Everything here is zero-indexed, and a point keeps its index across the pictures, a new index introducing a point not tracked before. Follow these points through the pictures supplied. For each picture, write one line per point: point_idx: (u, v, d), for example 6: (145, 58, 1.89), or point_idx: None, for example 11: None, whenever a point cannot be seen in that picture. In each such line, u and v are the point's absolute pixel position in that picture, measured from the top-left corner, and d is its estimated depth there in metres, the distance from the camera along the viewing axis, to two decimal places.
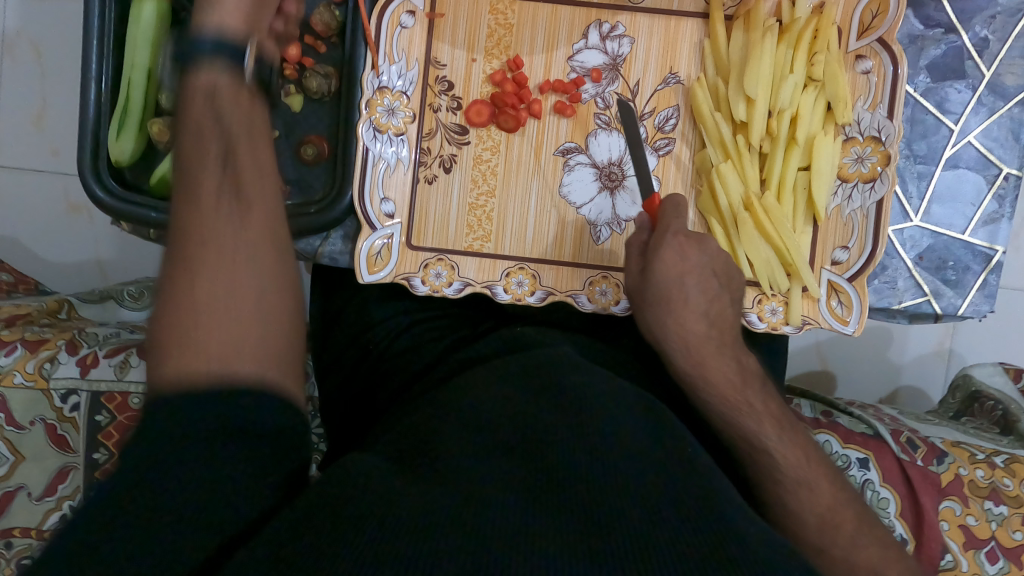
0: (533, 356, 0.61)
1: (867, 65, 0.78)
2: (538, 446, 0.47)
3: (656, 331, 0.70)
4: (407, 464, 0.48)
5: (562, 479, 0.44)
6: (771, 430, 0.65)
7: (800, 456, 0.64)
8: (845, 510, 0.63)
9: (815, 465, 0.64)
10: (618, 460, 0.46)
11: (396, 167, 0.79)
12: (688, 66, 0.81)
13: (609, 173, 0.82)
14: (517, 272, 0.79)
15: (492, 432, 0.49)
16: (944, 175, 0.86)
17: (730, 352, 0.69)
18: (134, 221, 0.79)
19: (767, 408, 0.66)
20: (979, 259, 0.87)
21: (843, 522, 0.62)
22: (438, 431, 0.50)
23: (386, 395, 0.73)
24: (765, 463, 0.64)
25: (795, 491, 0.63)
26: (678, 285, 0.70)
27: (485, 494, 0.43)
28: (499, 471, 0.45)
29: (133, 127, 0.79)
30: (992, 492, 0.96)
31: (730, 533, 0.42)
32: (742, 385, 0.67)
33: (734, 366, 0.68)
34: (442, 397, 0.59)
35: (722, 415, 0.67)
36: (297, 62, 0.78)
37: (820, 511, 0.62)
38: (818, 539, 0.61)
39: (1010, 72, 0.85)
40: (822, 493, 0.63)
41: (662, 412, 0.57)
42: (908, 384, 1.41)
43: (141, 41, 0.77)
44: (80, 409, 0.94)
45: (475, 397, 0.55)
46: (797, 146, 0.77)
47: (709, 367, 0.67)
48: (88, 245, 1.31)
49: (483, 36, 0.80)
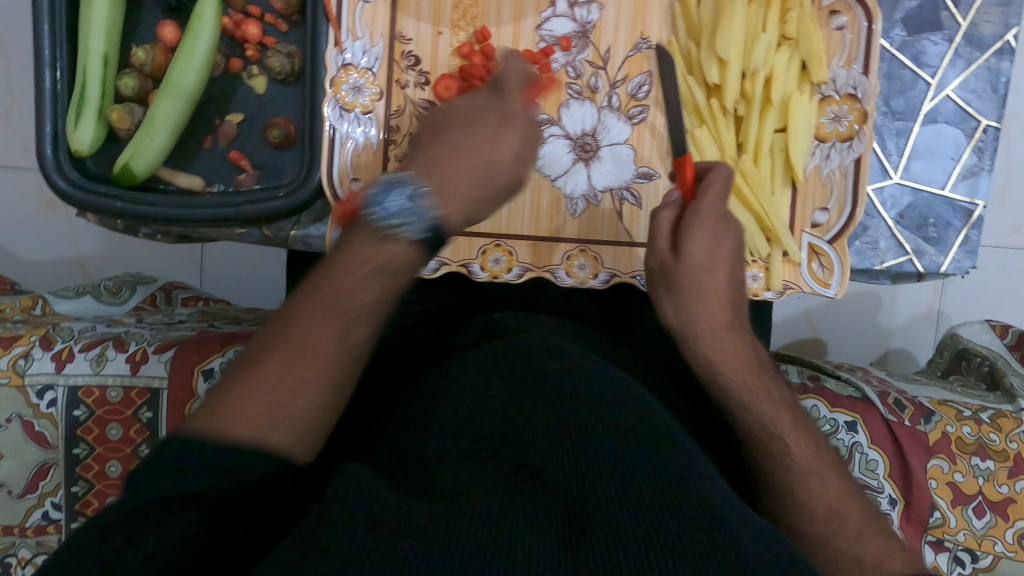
0: (530, 342, 0.59)
1: (841, 21, 0.76)
2: (529, 453, 0.45)
3: (676, 318, 0.70)
4: (397, 465, 0.48)
5: (558, 481, 0.42)
6: (787, 420, 0.64)
7: (806, 452, 0.62)
8: (849, 502, 0.60)
9: (824, 457, 0.63)
10: (620, 450, 0.44)
11: (366, 147, 0.77)
12: (659, 31, 0.79)
13: (583, 144, 0.81)
14: (493, 250, 0.78)
15: (477, 431, 0.47)
16: (923, 131, 0.85)
17: (745, 338, 0.70)
18: (98, 212, 0.76)
19: (776, 396, 0.66)
20: (959, 215, 0.86)
21: (850, 513, 0.60)
22: (429, 428, 0.50)
23: (372, 384, 0.70)
24: (776, 454, 0.62)
25: (804, 480, 0.61)
26: (710, 269, 0.70)
27: (474, 497, 0.41)
28: (487, 477, 0.43)
29: (91, 115, 0.76)
30: (979, 447, 0.96)
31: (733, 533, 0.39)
32: (758, 369, 0.68)
33: (749, 352, 0.69)
34: (422, 395, 0.57)
35: (738, 398, 0.65)
36: (259, 42, 0.79)
37: (829, 502, 0.60)
38: (822, 531, 0.58)
39: (986, 22, 0.84)
40: (831, 483, 0.61)
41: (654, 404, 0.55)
42: (900, 346, 1.42)
43: (94, 25, 0.75)
44: (57, 404, 0.93)
45: (460, 386, 0.53)
46: (772, 108, 0.76)
47: (726, 348, 0.67)
48: (67, 241, 1.35)
49: (449, 8, 0.78)
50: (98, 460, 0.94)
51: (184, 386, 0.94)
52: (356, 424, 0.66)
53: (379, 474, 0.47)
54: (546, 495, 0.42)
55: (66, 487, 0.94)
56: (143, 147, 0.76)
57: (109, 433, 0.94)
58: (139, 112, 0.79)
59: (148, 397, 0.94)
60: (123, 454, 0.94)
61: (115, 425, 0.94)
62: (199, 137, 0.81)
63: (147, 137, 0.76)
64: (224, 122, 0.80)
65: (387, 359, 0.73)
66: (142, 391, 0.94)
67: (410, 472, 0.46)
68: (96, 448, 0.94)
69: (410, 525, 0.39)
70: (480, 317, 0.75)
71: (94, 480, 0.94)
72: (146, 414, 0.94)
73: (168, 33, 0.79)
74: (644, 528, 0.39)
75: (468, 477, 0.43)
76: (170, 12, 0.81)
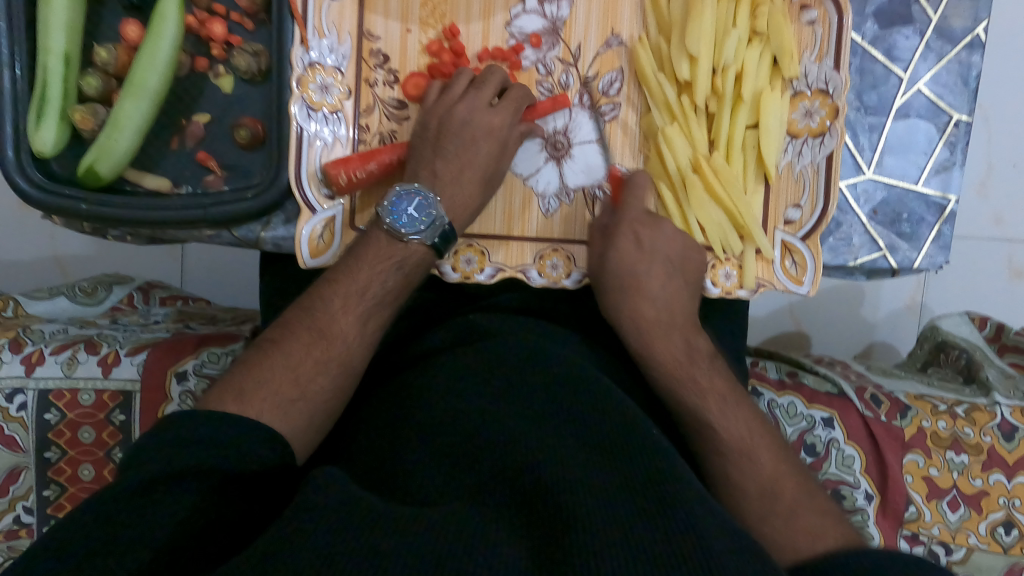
0: (514, 366, 0.65)
1: (811, 15, 0.76)
2: (504, 453, 0.54)
3: (639, 322, 0.75)
4: (401, 493, 0.54)
5: (527, 483, 0.52)
6: (716, 406, 0.71)
7: (742, 440, 0.69)
8: (786, 480, 0.67)
9: (758, 438, 0.69)
10: (586, 465, 0.53)
11: (334, 146, 0.77)
12: (630, 27, 0.78)
13: (555, 141, 0.80)
14: (465, 250, 0.78)
15: (463, 437, 0.57)
16: (895, 126, 0.85)
17: (677, 333, 0.75)
18: (64, 214, 0.75)
19: (713, 386, 0.72)
20: (932, 210, 0.86)
21: (783, 489, 0.66)
22: (423, 451, 0.57)
23: (370, 382, 0.78)
24: (712, 441, 0.70)
25: (737, 460, 0.68)
26: (634, 274, 0.76)
27: (462, 498, 0.52)
28: (471, 479, 0.54)
29: (53, 116, 0.75)
30: (953, 442, 0.97)
31: (673, 526, 0.47)
32: (689, 362, 0.73)
33: (682, 346, 0.74)
34: (416, 411, 0.62)
35: (673, 391, 0.73)
36: (225, 40, 0.78)
37: (761, 480, 0.67)
38: (757, 511, 0.64)
39: (956, 15, 0.84)
40: (764, 464, 0.68)
41: (624, 413, 0.58)
42: (883, 340, 1.42)
43: (54, 26, 0.73)
44: (27, 408, 0.91)
45: (458, 383, 0.64)
46: (743, 104, 0.75)
47: (659, 348, 0.74)
48: (42, 240, 1.33)
49: (417, 5, 0.77)
50: (71, 464, 0.92)
51: (157, 388, 0.93)
52: (354, 418, 0.71)
53: (379, 490, 0.56)
54: (519, 498, 0.52)
55: (38, 490, 0.92)
56: (108, 148, 0.74)
57: (81, 436, 0.92)
58: (103, 113, 0.78)
59: (121, 400, 0.92)
60: (96, 458, 0.92)
61: (87, 428, 0.92)
62: (166, 137, 0.80)
63: (112, 138, 0.74)
64: (190, 122, 0.79)
65: (381, 363, 0.79)
66: (114, 394, 0.93)
67: (407, 499, 0.54)
68: (68, 452, 0.92)
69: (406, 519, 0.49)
70: (452, 319, 0.78)
71: (66, 484, 0.93)
72: (119, 416, 0.93)
73: (132, 30, 0.78)
74: (595, 506, 0.49)
75: (456, 475, 0.54)
76: (133, 9, 0.79)
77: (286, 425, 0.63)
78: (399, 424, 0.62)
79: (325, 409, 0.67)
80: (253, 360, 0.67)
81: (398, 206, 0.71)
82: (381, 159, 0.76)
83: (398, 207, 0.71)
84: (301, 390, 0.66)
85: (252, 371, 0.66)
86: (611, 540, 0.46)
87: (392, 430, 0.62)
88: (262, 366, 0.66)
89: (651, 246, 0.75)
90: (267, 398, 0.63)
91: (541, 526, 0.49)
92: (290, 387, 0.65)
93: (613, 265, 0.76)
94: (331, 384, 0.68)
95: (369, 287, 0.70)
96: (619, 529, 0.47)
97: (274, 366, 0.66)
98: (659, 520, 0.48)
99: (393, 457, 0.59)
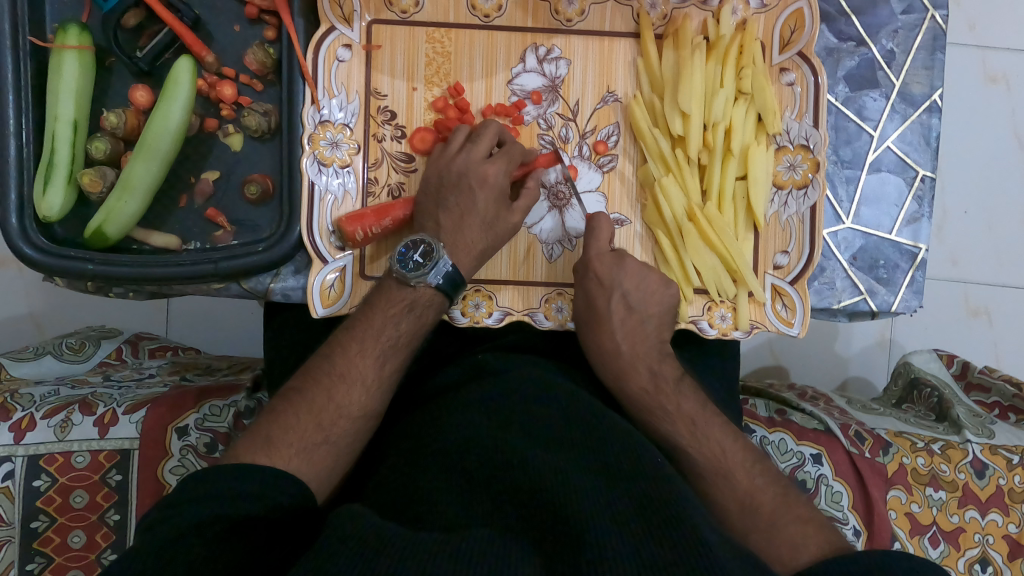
0: (527, 401, 0.66)
1: (790, 78, 0.82)
2: (517, 479, 0.55)
3: (628, 360, 0.77)
4: (418, 515, 0.55)
5: (544, 503, 0.52)
6: (683, 429, 0.73)
7: (734, 475, 0.69)
8: (763, 492, 0.68)
9: (729, 455, 0.70)
10: (606, 488, 0.54)
11: (343, 200, 0.80)
12: (624, 85, 0.84)
13: (557, 191, 0.84)
14: (473, 295, 0.81)
15: (479, 463, 0.58)
16: (870, 179, 0.91)
17: (663, 367, 0.77)
18: (69, 276, 0.74)
19: (680, 409, 0.74)
20: (906, 257, 0.91)
21: (760, 503, 0.67)
22: (436, 480, 0.58)
23: (382, 425, 0.79)
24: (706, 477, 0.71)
25: (718, 497, 0.69)
26: (630, 317, 0.78)
27: (484, 522, 0.53)
28: (491, 506, 0.54)
29: (60, 181, 0.75)
30: (932, 478, 1.00)
31: (681, 547, 0.48)
32: (653, 390, 0.75)
33: (682, 388, 0.76)
34: (432, 444, 0.63)
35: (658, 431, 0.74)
36: (234, 101, 0.80)
37: (738, 494, 0.68)
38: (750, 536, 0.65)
39: (916, 82, 0.91)
40: (738, 480, 0.69)
41: (639, 443, 0.60)
42: (857, 376, 1.47)
43: (63, 92, 0.75)
44: (14, 476, 0.88)
45: (478, 415, 0.65)
46: (733, 157, 0.80)
47: (631, 387, 0.76)
48: (18, 299, 1.31)
49: (422, 65, 0.82)
50: (60, 532, 0.89)
51: (157, 444, 0.91)
52: (373, 465, 0.72)
53: (396, 519, 0.57)
54: (535, 522, 0.52)
55: (20, 565, 0.88)
56: (116, 211, 0.75)
57: (73, 501, 0.89)
58: (110, 175, 0.78)
59: (118, 459, 0.90)
60: (88, 523, 0.89)
61: (80, 491, 0.89)
62: (175, 196, 0.81)
63: (120, 201, 0.75)
64: (199, 180, 0.81)
65: (394, 410, 0.80)
66: (111, 454, 0.90)
67: (426, 522, 0.54)
68: (57, 519, 0.89)
69: (426, 547, 0.49)
70: (463, 359, 0.81)
71: (53, 554, 0.89)
72: (115, 477, 0.90)
73: (140, 96, 0.79)
74: (609, 532, 0.49)
75: (473, 508, 0.55)
76: (141, 76, 0.81)
77: (305, 471, 0.64)
78: (414, 463, 0.62)
79: (347, 454, 0.68)
80: (277, 411, 0.68)
81: (404, 254, 0.73)
82: (396, 215, 0.79)
83: (404, 255, 0.73)
84: (326, 433, 0.67)
85: (277, 419, 0.67)
86: (629, 559, 0.48)
87: (410, 464, 0.62)
88: (285, 413, 0.67)
89: (613, 283, 0.78)
90: (294, 444, 0.64)
91: (558, 558, 0.49)
92: (316, 431, 0.66)
93: (603, 313, 0.78)
94: (351, 426, 0.68)
95: (383, 330, 0.72)
96: (633, 548, 0.48)
97: (299, 413, 0.67)
98: (676, 542, 0.48)
99: (414, 487, 0.59)
